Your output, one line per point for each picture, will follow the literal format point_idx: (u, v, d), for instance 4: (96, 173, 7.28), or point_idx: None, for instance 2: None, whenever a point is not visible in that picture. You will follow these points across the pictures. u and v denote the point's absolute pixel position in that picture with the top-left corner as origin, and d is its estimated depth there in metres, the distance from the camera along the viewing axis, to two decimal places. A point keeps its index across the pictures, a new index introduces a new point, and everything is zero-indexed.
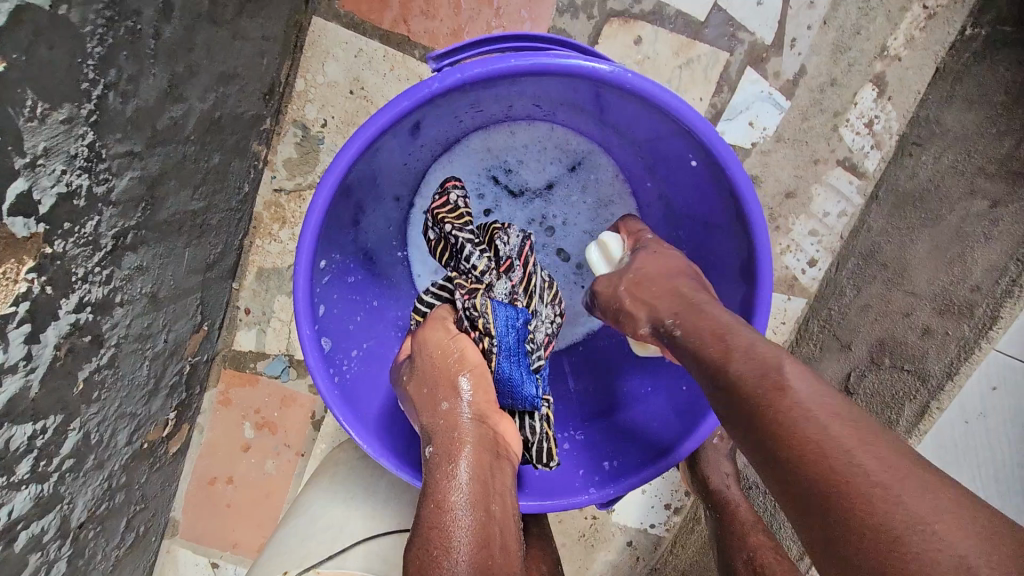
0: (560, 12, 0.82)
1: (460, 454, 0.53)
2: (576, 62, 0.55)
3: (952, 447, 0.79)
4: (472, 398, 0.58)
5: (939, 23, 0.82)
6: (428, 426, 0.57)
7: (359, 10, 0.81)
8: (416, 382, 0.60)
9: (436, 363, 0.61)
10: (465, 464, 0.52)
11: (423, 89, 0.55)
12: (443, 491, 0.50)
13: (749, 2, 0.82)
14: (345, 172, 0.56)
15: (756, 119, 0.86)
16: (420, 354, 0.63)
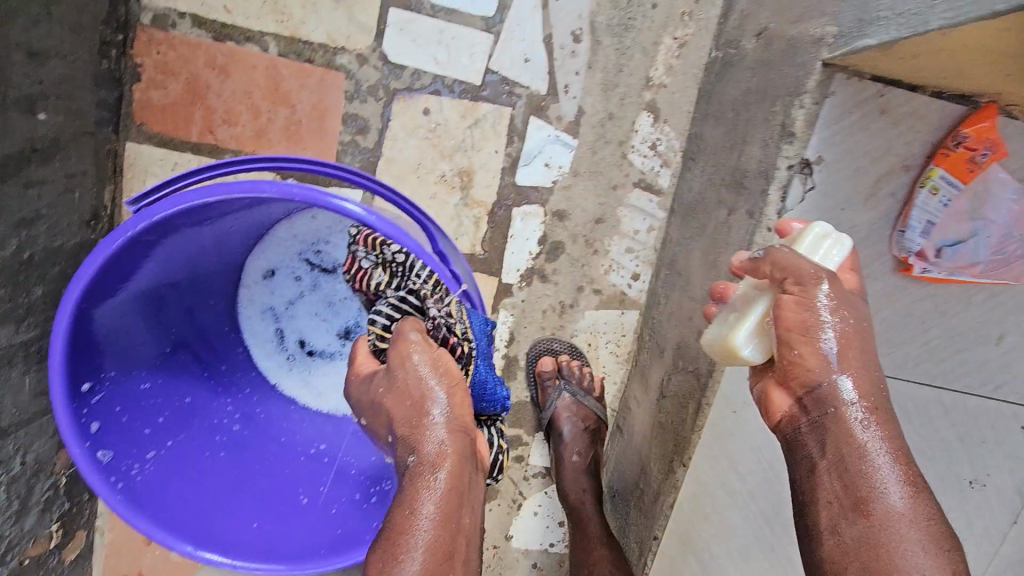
0: (349, 99, 0.90)
1: (436, 478, 0.50)
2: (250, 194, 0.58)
3: (727, 438, 0.76)
4: (453, 411, 0.53)
5: (691, 50, 0.90)
6: (405, 432, 0.53)
7: (166, 128, 0.88)
8: (392, 385, 0.54)
9: (409, 377, 0.53)
10: (439, 483, 0.50)
11: (122, 235, 0.60)
12: (414, 518, 0.49)
13: (517, 60, 0.90)
14: (80, 307, 0.62)
15: (551, 160, 0.94)
16: (391, 364, 0.54)
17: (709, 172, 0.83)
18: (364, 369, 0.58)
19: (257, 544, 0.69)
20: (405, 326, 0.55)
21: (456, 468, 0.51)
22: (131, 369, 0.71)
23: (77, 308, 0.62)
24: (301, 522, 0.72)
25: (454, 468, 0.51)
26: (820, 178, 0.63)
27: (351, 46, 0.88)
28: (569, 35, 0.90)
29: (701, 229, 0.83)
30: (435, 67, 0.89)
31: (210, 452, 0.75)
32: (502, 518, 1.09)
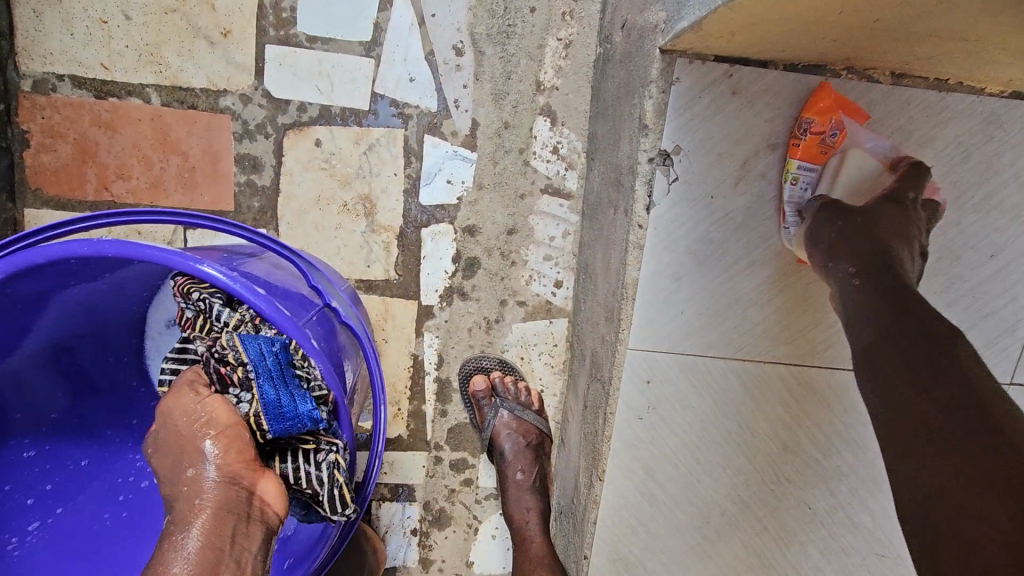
0: (239, 140, 0.89)
1: (191, 527, 0.52)
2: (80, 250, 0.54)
3: (642, 448, 0.68)
4: (217, 462, 0.55)
5: (577, 49, 0.89)
6: (172, 492, 0.55)
7: (61, 191, 0.89)
8: (165, 447, 0.57)
9: (180, 435, 0.57)
10: (194, 536, 0.52)
11: None
12: (166, 567, 0.50)
13: (403, 81, 0.89)
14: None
15: (452, 176, 0.92)
16: (166, 426, 0.58)
17: (602, 172, 0.81)
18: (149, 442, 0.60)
19: None
20: (183, 381, 0.60)
21: (216, 512, 0.53)
22: (13, 439, 0.69)
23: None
24: None
25: (212, 514, 0.53)
26: (681, 168, 0.60)
27: (233, 87, 0.88)
28: (450, 50, 0.89)
29: (600, 230, 0.80)
30: (320, 97, 0.89)
31: (108, 513, 0.74)
32: (460, 544, 1.05)
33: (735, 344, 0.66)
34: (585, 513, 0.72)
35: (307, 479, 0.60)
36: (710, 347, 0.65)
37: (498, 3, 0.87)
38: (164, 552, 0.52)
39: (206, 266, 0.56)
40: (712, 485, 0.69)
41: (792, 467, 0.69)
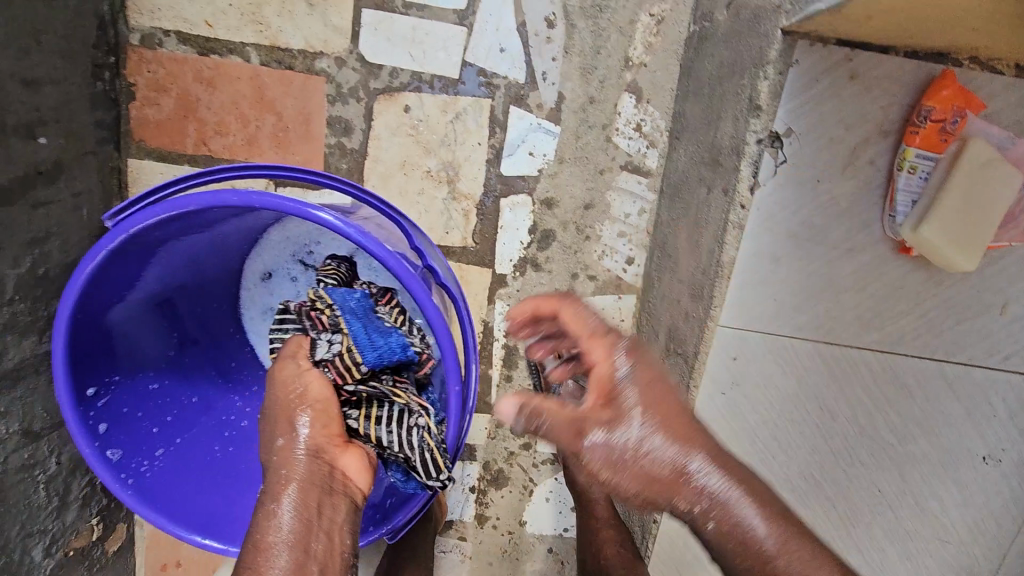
0: (332, 102, 0.92)
1: (284, 495, 0.57)
2: (216, 197, 0.59)
3: (722, 420, 0.71)
4: (308, 434, 0.60)
5: (670, 26, 0.89)
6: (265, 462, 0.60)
7: (164, 143, 0.93)
8: (263, 417, 0.63)
9: (278, 406, 0.62)
10: (286, 505, 0.56)
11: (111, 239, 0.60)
12: (261, 532, 0.55)
13: (493, 51, 0.90)
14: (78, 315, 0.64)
15: (534, 148, 0.94)
16: (268, 395, 0.64)
17: (691, 151, 0.82)
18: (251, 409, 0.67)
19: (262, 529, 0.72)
20: (288, 346, 0.65)
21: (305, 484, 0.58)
22: (137, 372, 0.75)
23: (73, 319, 0.64)
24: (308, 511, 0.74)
25: (303, 486, 0.58)
26: (791, 150, 0.62)
27: (329, 50, 0.90)
28: (542, 22, 0.89)
29: (685, 209, 0.81)
30: (413, 64, 0.91)
31: (218, 446, 0.79)
32: (516, 505, 1.11)
33: (824, 327, 0.67)
34: None
35: (398, 443, 0.64)
36: (799, 328, 0.67)
37: None
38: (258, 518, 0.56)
39: (324, 213, 0.59)
40: (789, 461, 0.71)
41: (867, 451, 0.71)
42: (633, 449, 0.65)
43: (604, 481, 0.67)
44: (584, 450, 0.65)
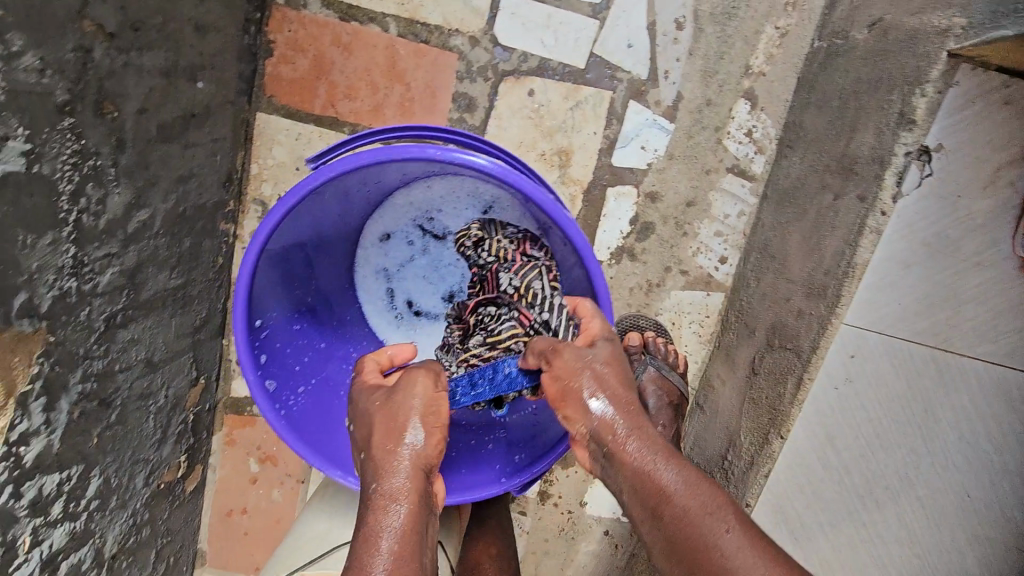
0: (460, 79, 0.95)
1: (397, 505, 0.57)
2: (402, 152, 0.63)
3: (830, 415, 0.76)
4: (427, 448, 0.62)
5: (793, 39, 0.93)
6: (376, 462, 0.61)
7: (293, 101, 0.96)
8: (380, 415, 0.63)
9: (396, 412, 0.63)
10: (403, 514, 0.57)
11: (303, 187, 0.63)
12: (376, 533, 0.56)
13: (621, 45, 0.94)
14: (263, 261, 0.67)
15: (647, 143, 0.98)
16: (387, 398, 0.64)
17: (810, 160, 0.86)
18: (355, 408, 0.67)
19: None
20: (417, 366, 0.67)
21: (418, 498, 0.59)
22: (284, 316, 0.78)
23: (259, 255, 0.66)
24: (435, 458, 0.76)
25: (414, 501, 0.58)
26: (938, 165, 0.66)
27: (465, 29, 0.94)
28: (671, 23, 0.93)
29: (800, 213, 0.85)
30: (543, 50, 0.94)
31: (344, 391, 0.83)
32: (580, 484, 1.16)
33: (942, 333, 0.72)
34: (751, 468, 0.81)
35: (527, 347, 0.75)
36: (919, 333, 0.71)
37: None
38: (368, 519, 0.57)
39: (482, 160, 0.65)
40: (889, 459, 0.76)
41: (965, 458, 0.74)
42: (591, 399, 0.60)
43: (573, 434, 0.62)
44: (557, 382, 0.61)
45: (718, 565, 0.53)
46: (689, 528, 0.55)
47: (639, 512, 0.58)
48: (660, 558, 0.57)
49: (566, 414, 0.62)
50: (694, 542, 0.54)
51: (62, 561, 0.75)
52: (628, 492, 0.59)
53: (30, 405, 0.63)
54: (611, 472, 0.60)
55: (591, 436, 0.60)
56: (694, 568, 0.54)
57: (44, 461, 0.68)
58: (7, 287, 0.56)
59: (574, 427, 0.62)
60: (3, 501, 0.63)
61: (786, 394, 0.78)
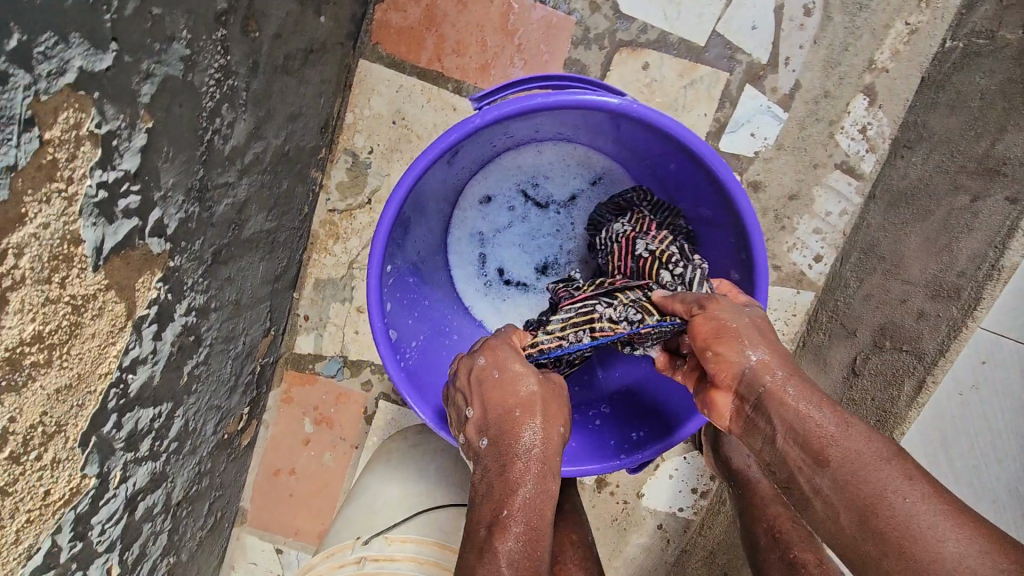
0: (575, 45, 0.92)
1: (546, 484, 0.62)
2: (564, 97, 0.61)
3: (950, 420, 0.76)
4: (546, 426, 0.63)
5: (923, 37, 0.90)
6: (497, 437, 0.63)
7: (399, 51, 0.93)
8: (498, 393, 0.64)
9: (554, 403, 0.65)
10: (528, 486, 0.61)
11: (467, 125, 0.60)
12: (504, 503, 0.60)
13: (745, 27, 0.91)
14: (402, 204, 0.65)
15: (757, 130, 0.95)
16: (499, 380, 0.65)
17: (938, 160, 0.84)
18: (503, 374, 0.65)
19: None
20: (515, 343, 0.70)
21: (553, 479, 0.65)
22: (398, 270, 0.76)
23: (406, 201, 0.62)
24: None
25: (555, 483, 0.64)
26: None
27: None
28: (800, 8, 0.90)
29: (923, 214, 0.83)
30: (664, 24, 0.91)
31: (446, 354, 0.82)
32: (639, 475, 1.13)
33: None
34: None
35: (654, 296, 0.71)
36: None
37: None
38: (520, 486, 0.60)
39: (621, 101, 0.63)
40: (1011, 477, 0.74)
41: None
42: (745, 337, 0.59)
43: (719, 375, 0.60)
44: (708, 327, 0.61)
45: (901, 515, 0.48)
46: (862, 478, 0.51)
47: (799, 462, 0.54)
48: (827, 515, 0.53)
49: (713, 361, 0.61)
50: (871, 492, 0.50)
51: (140, 501, 0.72)
52: (784, 440, 0.56)
53: (143, 330, 0.59)
54: (764, 422, 0.57)
55: (742, 381, 0.59)
56: (870, 520, 0.50)
57: (144, 392, 0.64)
58: (148, 201, 0.53)
59: (721, 369, 0.60)
60: (107, 430, 0.59)
61: (902, 395, 0.77)
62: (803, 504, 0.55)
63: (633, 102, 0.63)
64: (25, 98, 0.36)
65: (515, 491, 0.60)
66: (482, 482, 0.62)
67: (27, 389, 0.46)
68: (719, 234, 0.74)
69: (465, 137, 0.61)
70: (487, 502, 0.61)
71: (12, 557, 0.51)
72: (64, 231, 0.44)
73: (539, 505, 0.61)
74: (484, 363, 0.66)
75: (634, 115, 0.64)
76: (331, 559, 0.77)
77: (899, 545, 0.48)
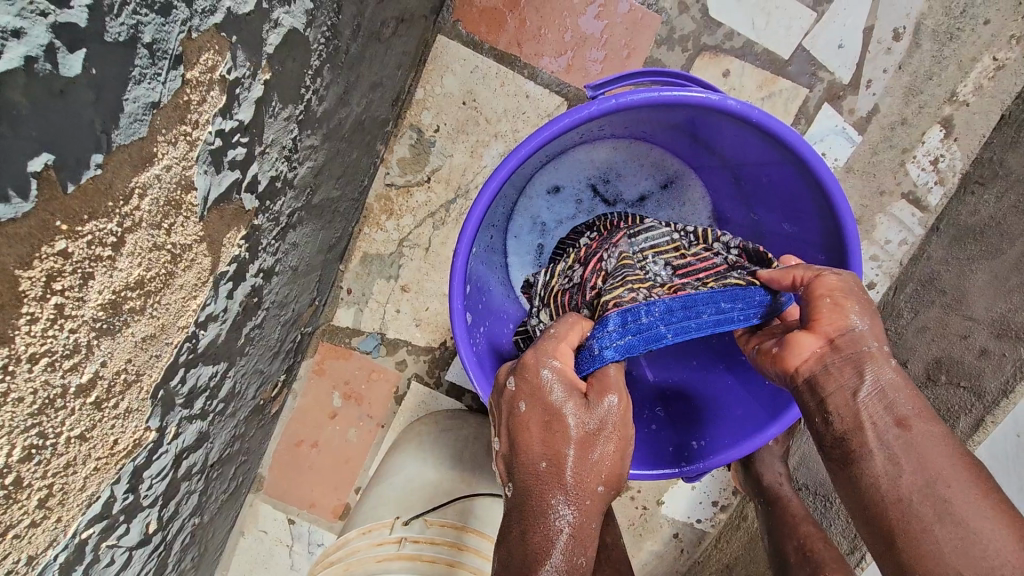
0: (658, 44, 0.91)
1: (577, 555, 0.53)
2: (682, 93, 0.61)
3: (1007, 459, 0.76)
4: (577, 476, 0.55)
5: (1008, 74, 0.89)
6: (524, 482, 0.56)
7: (478, 31, 0.92)
8: (527, 430, 0.58)
9: (595, 450, 0.56)
10: (552, 551, 0.52)
11: (583, 111, 0.61)
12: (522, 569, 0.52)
13: (831, 45, 0.90)
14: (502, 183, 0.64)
15: (829, 151, 0.93)
16: (531, 416, 0.58)
17: (1014, 200, 0.83)
18: (532, 407, 0.58)
19: None
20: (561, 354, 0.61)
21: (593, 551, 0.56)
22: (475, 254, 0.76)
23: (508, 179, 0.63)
24: None
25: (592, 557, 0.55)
26: None
27: None
28: (889, 32, 0.89)
29: (992, 252, 0.84)
30: (751, 32, 0.90)
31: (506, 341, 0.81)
32: (662, 483, 1.13)
33: None
34: None
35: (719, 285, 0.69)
36: None
37: (956, 4, 0.88)
38: (543, 559, 0.52)
39: (735, 103, 0.63)
40: None
41: None
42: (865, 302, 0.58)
43: (827, 320, 0.58)
44: (830, 283, 0.60)
45: (967, 494, 0.49)
46: (934, 455, 0.50)
47: (876, 417, 0.53)
48: (885, 472, 0.51)
49: (823, 309, 0.58)
50: (938, 468, 0.50)
51: (185, 459, 0.70)
52: (868, 396, 0.54)
53: (221, 286, 0.58)
54: (852, 375, 0.55)
55: (846, 335, 0.56)
56: (937, 487, 0.49)
57: (208, 349, 0.62)
58: (250, 155, 0.51)
59: (831, 316, 0.57)
60: (173, 383, 0.57)
61: (957, 430, 0.79)
62: (851, 457, 0.54)
63: (753, 106, 0.63)
64: (181, 33, 0.36)
65: (538, 564, 0.51)
66: (506, 536, 0.55)
67: (121, 335, 0.44)
68: (806, 255, 0.74)
69: (579, 122, 0.62)
70: (507, 571, 0.53)
71: (75, 504, 0.49)
72: (180, 176, 0.42)
73: None
74: (515, 390, 0.60)
75: (744, 118, 0.64)
76: (370, 535, 0.76)
77: (957, 516, 0.48)
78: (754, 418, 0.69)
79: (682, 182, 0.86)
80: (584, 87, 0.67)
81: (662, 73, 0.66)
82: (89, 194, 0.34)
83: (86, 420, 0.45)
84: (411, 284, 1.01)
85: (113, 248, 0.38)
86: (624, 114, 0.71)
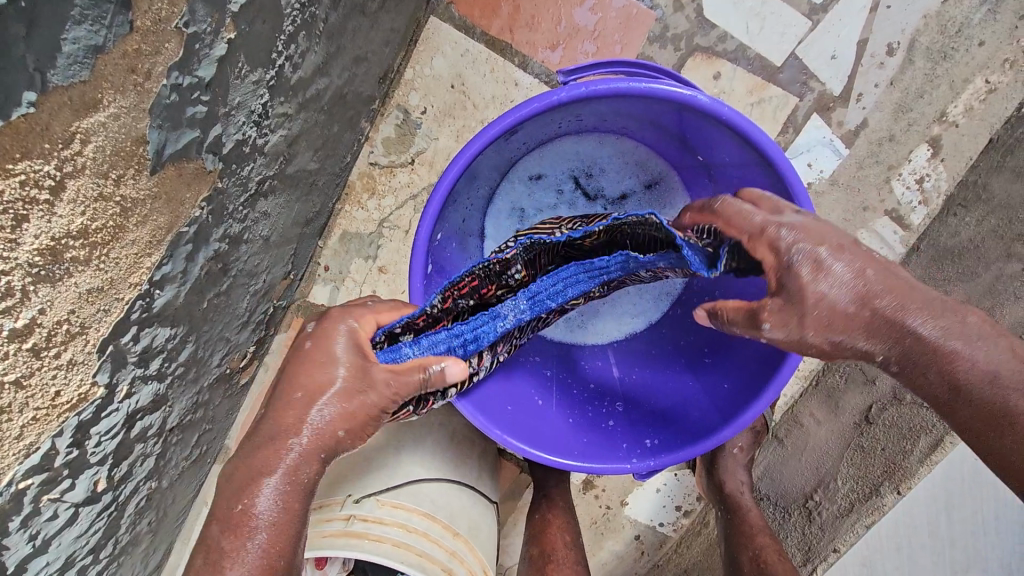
0: (650, 41, 0.90)
1: (273, 539, 0.50)
2: (654, 85, 0.61)
3: (961, 482, 0.81)
4: (328, 422, 0.53)
5: (999, 98, 0.88)
6: (271, 409, 0.53)
7: (471, 15, 0.92)
8: (301, 365, 0.54)
9: (341, 422, 0.54)
10: (269, 494, 0.50)
11: (553, 96, 0.61)
12: (240, 501, 0.50)
13: (824, 55, 0.90)
14: (468, 163, 0.65)
15: (815, 161, 0.92)
16: (312, 349, 0.55)
17: (994, 224, 0.87)
18: (315, 347, 0.55)
19: (529, 420, 0.72)
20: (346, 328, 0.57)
21: (289, 563, 0.51)
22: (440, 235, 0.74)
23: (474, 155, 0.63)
24: (557, 421, 0.74)
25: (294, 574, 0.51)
26: None
27: None
28: (883, 46, 0.88)
29: (968, 275, 0.88)
30: (745, 37, 0.90)
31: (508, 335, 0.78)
32: (627, 484, 1.12)
33: None
34: (847, 513, 0.87)
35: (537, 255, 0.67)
36: None
37: (952, 23, 0.87)
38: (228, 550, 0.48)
39: (706, 100, 0.63)
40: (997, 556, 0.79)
41: None
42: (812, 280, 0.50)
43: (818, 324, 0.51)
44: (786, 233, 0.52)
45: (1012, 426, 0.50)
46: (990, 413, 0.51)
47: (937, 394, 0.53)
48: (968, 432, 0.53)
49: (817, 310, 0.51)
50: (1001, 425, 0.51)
51: (138, 420, 0.69)
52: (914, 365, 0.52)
53: (180, 247, 0.57)
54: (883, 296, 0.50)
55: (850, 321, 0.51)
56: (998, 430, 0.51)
57: (165, 311, 0.62)
58: (212, 115, 0.51)
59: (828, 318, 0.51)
60: (124, 341, 0.57)
61: (915, 450, 0.83)
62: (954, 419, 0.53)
63: (723, 103, 0.63)
64: None
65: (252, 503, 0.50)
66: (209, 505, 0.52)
67: (62, 283, 0.43)
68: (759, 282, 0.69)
69: (549, 107, 0.62)
70: (219, 498, 0.51)
71: (10, 453, 0.48)
72: (130, 127, 0.42)
73: (271, 549, 0.50)
74: (312, 332, 0.57)
75: (717, 116, 0.64)
76: (317, 514, 0.72)
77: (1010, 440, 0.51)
78: (708, 422, 0.69)
79: (662, 183, 0.84)
80: (558, 72, 0.67)
81: (639, 63, 0.67)
82: (21, 131, 0.34)
83: (22, 366, 0.44)
84: (388, 265, 1.00)
85: (50, 192, 0.38)
86: (601, 104, 0.71)
